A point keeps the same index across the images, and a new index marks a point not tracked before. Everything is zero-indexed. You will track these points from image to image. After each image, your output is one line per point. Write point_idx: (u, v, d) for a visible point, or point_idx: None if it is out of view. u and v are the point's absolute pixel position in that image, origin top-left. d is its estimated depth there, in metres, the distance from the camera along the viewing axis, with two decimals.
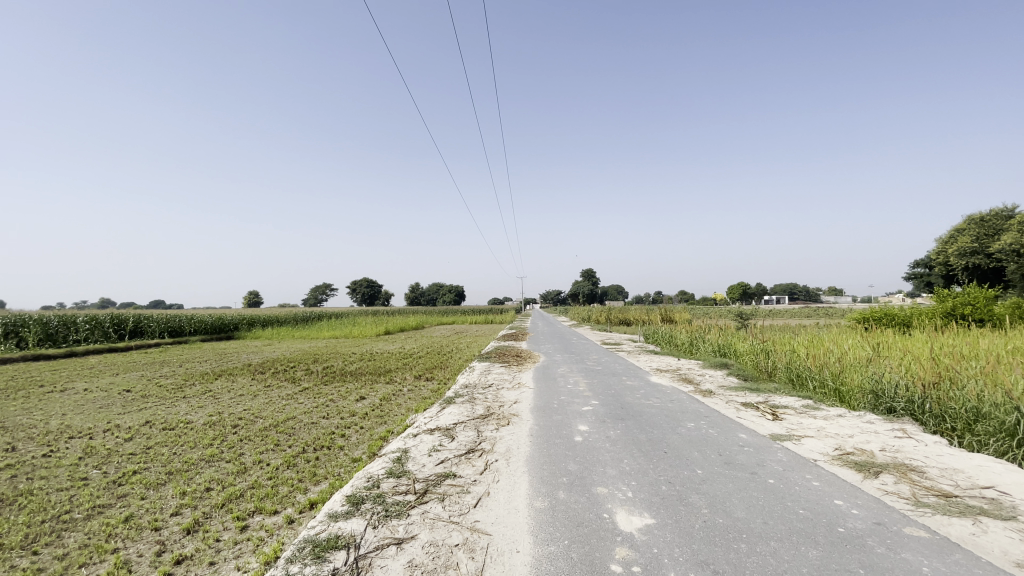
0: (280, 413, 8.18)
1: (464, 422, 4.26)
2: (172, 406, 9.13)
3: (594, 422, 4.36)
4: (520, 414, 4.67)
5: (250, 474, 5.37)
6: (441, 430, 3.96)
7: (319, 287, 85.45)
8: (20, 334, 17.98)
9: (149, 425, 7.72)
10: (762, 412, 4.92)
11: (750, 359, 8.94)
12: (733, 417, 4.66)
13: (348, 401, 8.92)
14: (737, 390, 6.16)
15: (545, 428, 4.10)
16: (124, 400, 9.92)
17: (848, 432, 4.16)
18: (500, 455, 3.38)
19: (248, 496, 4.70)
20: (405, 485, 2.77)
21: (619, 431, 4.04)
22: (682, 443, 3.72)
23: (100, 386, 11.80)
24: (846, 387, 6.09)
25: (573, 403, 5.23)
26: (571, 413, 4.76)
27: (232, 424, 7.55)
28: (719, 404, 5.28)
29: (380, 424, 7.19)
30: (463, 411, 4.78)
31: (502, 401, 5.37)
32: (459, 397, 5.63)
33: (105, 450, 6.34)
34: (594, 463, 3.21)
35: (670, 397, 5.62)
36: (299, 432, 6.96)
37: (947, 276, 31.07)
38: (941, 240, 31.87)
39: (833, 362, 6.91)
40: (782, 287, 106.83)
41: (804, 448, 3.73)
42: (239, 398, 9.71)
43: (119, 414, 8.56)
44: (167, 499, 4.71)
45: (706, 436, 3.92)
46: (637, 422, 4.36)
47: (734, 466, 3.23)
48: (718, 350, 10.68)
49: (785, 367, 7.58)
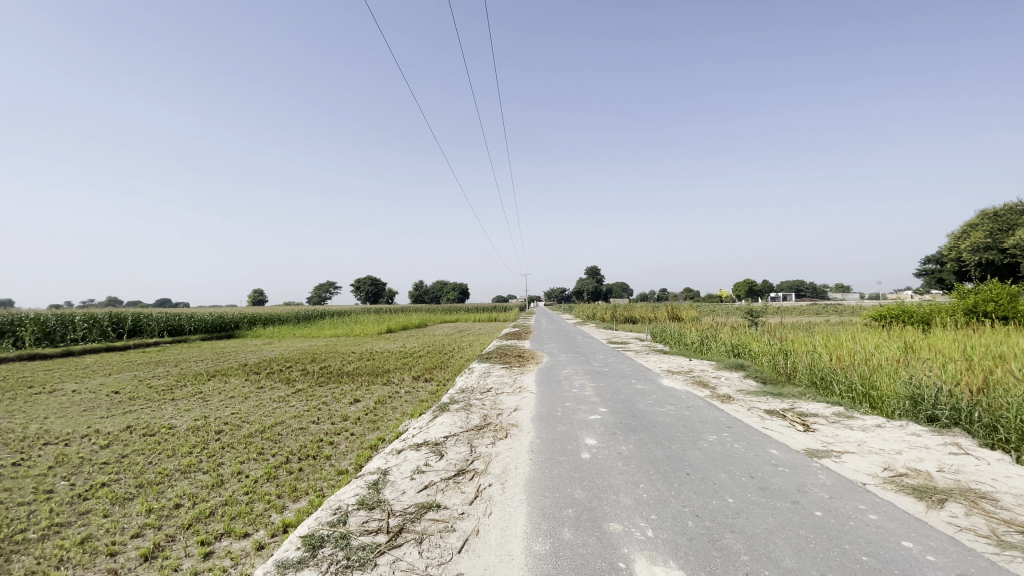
0: (268, 417, 7.74)
1: (455, 435, 3.78)
2: (158, 410, 8.69)
3: (602, 434, 3.87)
4: (520, 425, 4.19)
5: (226, 488, 4.90)
6: (429, 446, 3.48)
7: (324, 286, 85.28)
8: (17, 333, 17.71)
9: (130, 430, 7.29)
10: (791, 421, 4.42)
11: (767, 360, 8.38)
12: (760, 428, 4.17)
13: (341, 404, 8.45)
14: (758, 396, 5.65)
15: (548, 442, 3.63)
16: (110, 402, 9.51)
17: (895, 448, 3.66)
18: (495, 478, 2.90)
19: (219, 514, 4.22)
20: (376, 523, 2.29)
21: (633, 447, 3.54)
22: (706, 462, 3.23)
23: (90, 387, 11.39)
24: (878, 392, 5.56)
25: (578, 411, 4.73)
26: (577, 423, 4.26)
27: (217, 430, 7.11)
28: (740, 412, 4.78)
29: (372, 430, 6.72)
30: (457, 421, 4.30)
31: (500, 409, 4.88)
32: (453, 404, 5.16)
33: (77, 459, 5.90)
34: (604, 489, 2.72)
35: (685, 403, 5.12)
36: (286, 439, 6.51)
37: (961, 271, 30.03)
38: (953, 234, 30.94)
39: (860, 364, 6.37)
40: (789, 284, 105.46)
41: (847, 469, 3.26)
42: (229, 400, 9.28)
43: (102, 418, 8.14)
44: (131, 518, 4.24)
45: (732, 453, 3.43)
46: (652, 434, 3.86)
47: (772, 494, 2.73)
48: (731, 350, 10.16)
49: (807, 368, 7.04)
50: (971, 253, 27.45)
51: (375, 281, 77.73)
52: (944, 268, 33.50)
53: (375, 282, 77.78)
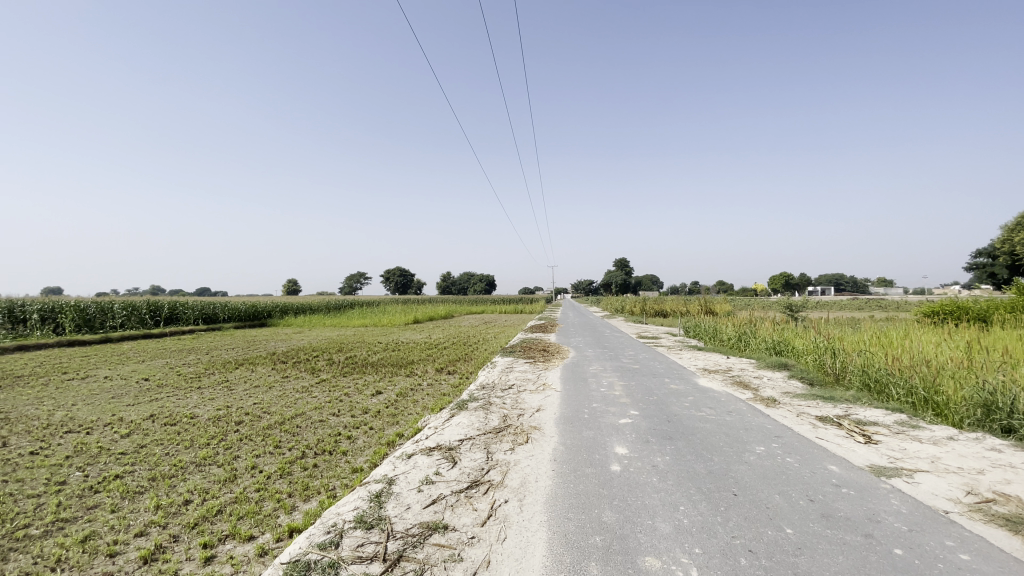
0: (289, 408, 7.62)
1: (472, 438, 3.47)
2: (183, 398, 8.75)
3: (634, 442, 3.48)
4: (543, 427, 3.85)
5: (237, 484, 4.76)
6: (442, 451, 3.18)
7: (355, 277, 86.70)
8: (58, 320, 18.43)
9: (152, 419, 7.33)
10: (847, 431, 3.92)
11: (813, 360, 7.76)
12: (812, 438, 3.70)
13: (362, 396, 8.28)
14: (806, 399, 5.12)
15: (573, 450, 3.27)
16: (139, 390, 9.65)
17: (976, 466, 3.15)
18: (512, 493, 2.56)
19: (226, 514, 4.07)
20: (371, 548, 1.99)
21: (669, 458, 3.15)
22: (755, 481, 2.81)
23: (121, 373, 11.66)
24: (943, 397, 4.94)
25: (606, 413, 4.35)
26: (606, 427, 3.89)
27: (237, 420, 7.03)
28: (788, 418, 4.30)
29: (391, 424, 6.48)
30: (474, 422, 3.98)
31: (522, 408, 4.54)
32: (472, 402, 4.84)
33: (96, 448, 5.94)
34: (638, 513, 2.36)
35: (726, 407, 4.65)
36: (304, 431, 6.35)
37: (1016, 265, 27.82)
38: (1008, 226, 28.64)
39: (920, 366, 5.72)
40: (827, 278, 101.10)
41: (922, 493, 2.78)
42: (253, 390, 9.27)
43: (128, 405, 8.24)
44: (137, 515, 4.17)
45: (784, 468, 3.01)
46: (690, 444, 3.46)
47: (838, 525, 2.31)
48: (772, 348, 9.52)
49: (859, 369, 6.42)
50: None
51: (404, 274, 78.68)
52: (997, 262, 31.18)
53: (403, 273, 78.79)
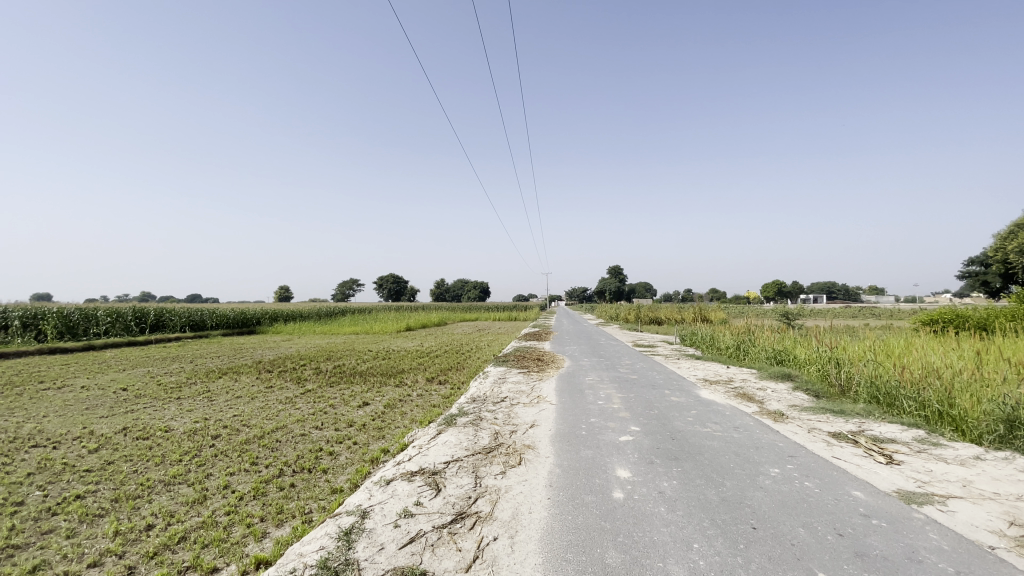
0: (270, 421, 7.24)
1: (459, 461, 3.15)
2: (160, 410, 8.33)
3: (638, 464, 3.17)
4: (537, 447, 3.53)
5: (207, 506, 4.40)
6: (425, 476, 2.85)
7: (348, 283, 85.91)
8: (39, 326, 17.88)
9: (124, 432, 6.93)
10: (866, 450, 3.62)
11: (816, 370, 7.48)
12: (830, 459, 3.41)
13: (348, 408, 7.89)
14: (816, 413, 4.84)
15: (571, 473, 2.96)
16: (116, 400, 9.22)
17: (1013, 491, 2.87)
18: (502, 528, 2.25)
19: (190, 542, 3.70)
20: None
21: (676, 483, 2.84)
22: (774, 511, 2.51)
23: (99, 383, 11.19)
24: (961, 411, 4.66)
25: (605, 430, 4.03)
26: (605, 446, 3.57)
27: (214, 434, 6.65)
28: (800, 435, 4.01)
29: (377, 439, 6.11)
30: (463, 440, 3.65)
31: (515, 424, 4.22)
32: (461, 417, 4.51)
33: (60, 464, 5.55)
34: (647, 552, 2.05)
35: (731, 422, 4.35)
36: (284, 446, 5.98)
37: (1007, 273, 27.68)
38: (1000, 235, 28.52)
39: (933, 379, 5.45)
40: (820, 286, 101.40)
41: (961, 525, 2.49)
42: (234, 400, 8.86)
43: (101, 417, 7.82)
44: (94, 542, 3.80)
45: (804, 496, 2.71)
46: (698, 466, 3.15)
47: (876, 568, 2.01)
48: (773, 358, 9.24)
49: (867, 381, 6.15)
50: (1018, 255, 24.12)
51: (398, 280, 78.19)
52: (990, 270, 31.09)
53: (396, 280, 78.15)
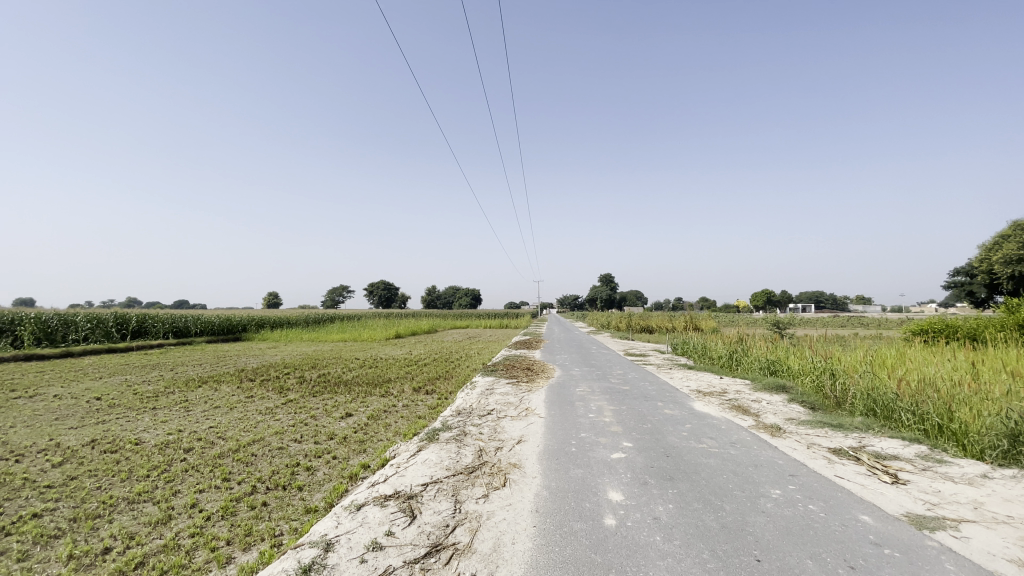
0: (247, 433, 6.93)
1: (439, 482, 2.92)
2: (133, 420, 7.97)
3: (630, 485, 2.96)
4: (523, 466, 3.31)
5: (171, 527, 4.11)
6: (400, 501, 2.62)
7: (338, 290, 85.26)
8: (16, 332, 17.33)
9: (92, 445, 6.58)
10: (869, 468, 3.44)
11: (811, 382, 7.33)
12: (832, 478, 3.23)
13: (330, 419, 7.59)
14: (814, 428, 4.66)
15: (559, 497, 2.74)
16: (88, 410, 8.83)
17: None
18: (481, 562, 2.03)
19: (148, 568, 3.41)
20: None
21: (673, 508, 2.63)
22: (778, 540, 2.31)
23: (73, 391, 10.76)
24: (961, 424, 4.51)
25: (596, 446, 3.82)
26: (596, 464, 3.36)
27: (187, 447, 6.33)
28: (799, 451, 3.82)
29: (358, 452, 5.85)
30: (444, 459, 3.42)
31: (501, 440, 3.99)
32: (445, 432, 4.27)
33: (20, 479, 5.22)
34: None
35: (728, 437, 4.16)
36: (259, 461, 5.69)
37: (992, 283, 27.88)
38: (984, 245, 28.75)
39: (930, 392, 5.31)
40: (808, 295, 102.25)
41: (977, 553, 2.29)
42: (211, 411, 8.52)
43: (70, 428, 7.46)
44: (43, 567, 3.51)
45: (810, 522, 2.51)
46: (695, 487, 2.94)
47: None
48: (766, 368, 9.10)
49: (863, 393, 6.01)
50: (1003, 265, 24.36)
51: (389, 287, 77.76)
52: (975, 281, 31.39)
53: (387, 287, 77.56)
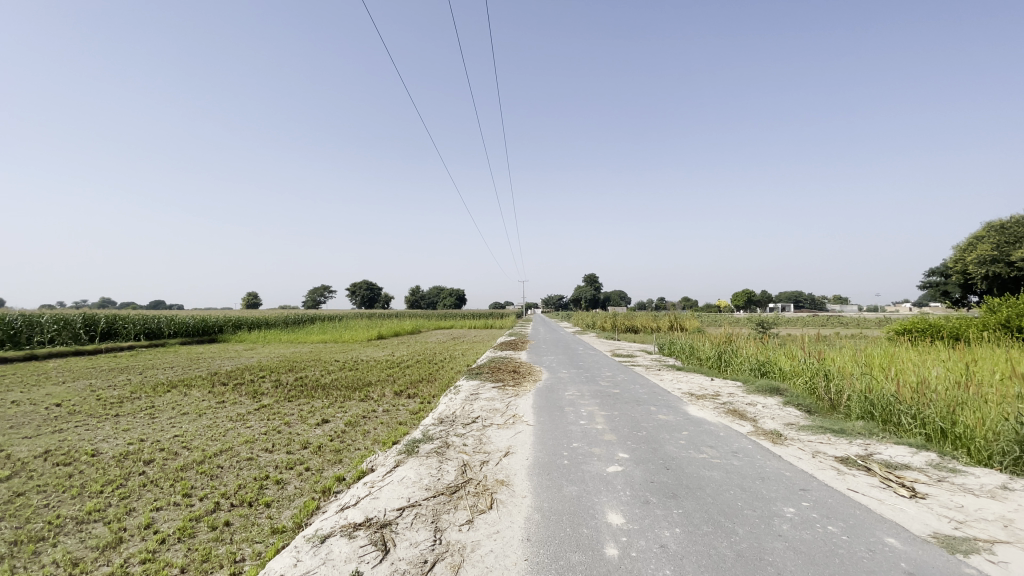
0: (214, 442, 6.49)
1: (416, 508, 2.57)
2: (93, 429, 7.43)
3: (631, 506, 2.66)
4: (512, 483, 2.99)
5: (122, 552, 3.68)
6: (372, 533, 2.27)
7: (319, 289, 83.68)
8: None
9: (45, 457, 6.07)
10: (883, 481, 3.19)
11: (804, 384, 7.15)
12: (847, 492, 2.98)
13: (304, 427, 7.17)
14: (815, 434, 4.44)
15: (552, 522, 2.42)
16: (45, 418, 8.24)
17: None
18: None
19: None
20: None
21: (680, 533, 2.34)
22: (802, 571, 2.03)
23: (32, 397, 10.07)
24: (968, 429, 4.32)
25: (590, 458, 3.52)
26: (591, 480, 3.06)
27: (147, 459, 5.87)
28: (806, 461, 3.57)
29: (333, 465, 5.48)
30: (423, 477, 3.08)
31: (486, 454, 3.66)
32: (425, 443, 3.93)
33: None
34: None
35: (728, 446, 3.90)
36: (224, 474, 5.28)
37: (966, 283, 28.40)
38: (958, 246, 29.22)
39: (931, 394, 5.13)
40: (788, 296, 103.88)
41: None
42: (178, 419, 8.00)
43: (23, 438, 6.90)
44: None
45: (833, 547, 2.24)
46: (700, 507, 2.66)
47: None
48: (757, 369, 8.93)
49: (860, 395, 5.83)
50: (978, 266, 24.75)
51: (372, 287, 76.75)
52: (950, 281, 31.96)
53: (370, 287, 76.44)
